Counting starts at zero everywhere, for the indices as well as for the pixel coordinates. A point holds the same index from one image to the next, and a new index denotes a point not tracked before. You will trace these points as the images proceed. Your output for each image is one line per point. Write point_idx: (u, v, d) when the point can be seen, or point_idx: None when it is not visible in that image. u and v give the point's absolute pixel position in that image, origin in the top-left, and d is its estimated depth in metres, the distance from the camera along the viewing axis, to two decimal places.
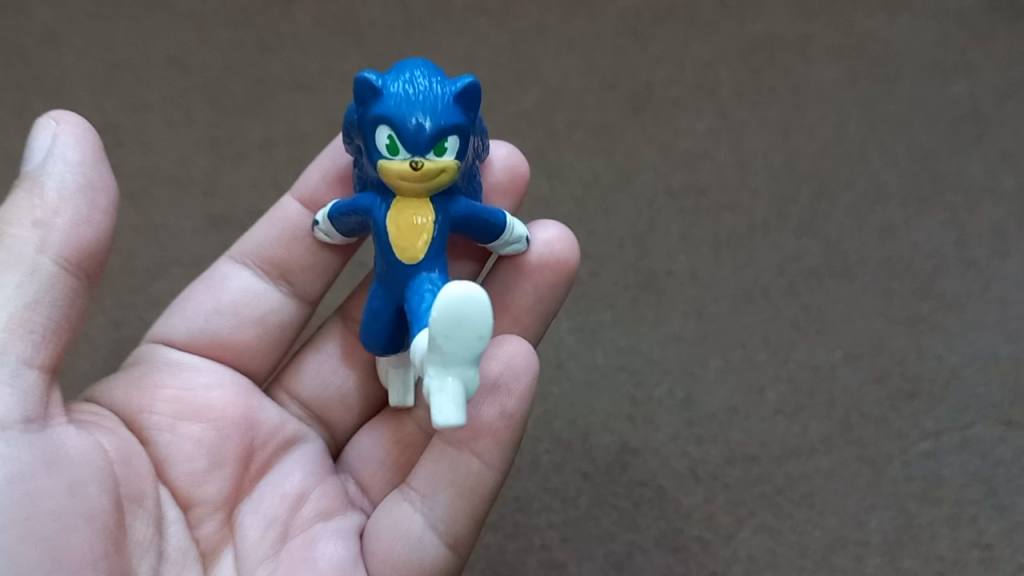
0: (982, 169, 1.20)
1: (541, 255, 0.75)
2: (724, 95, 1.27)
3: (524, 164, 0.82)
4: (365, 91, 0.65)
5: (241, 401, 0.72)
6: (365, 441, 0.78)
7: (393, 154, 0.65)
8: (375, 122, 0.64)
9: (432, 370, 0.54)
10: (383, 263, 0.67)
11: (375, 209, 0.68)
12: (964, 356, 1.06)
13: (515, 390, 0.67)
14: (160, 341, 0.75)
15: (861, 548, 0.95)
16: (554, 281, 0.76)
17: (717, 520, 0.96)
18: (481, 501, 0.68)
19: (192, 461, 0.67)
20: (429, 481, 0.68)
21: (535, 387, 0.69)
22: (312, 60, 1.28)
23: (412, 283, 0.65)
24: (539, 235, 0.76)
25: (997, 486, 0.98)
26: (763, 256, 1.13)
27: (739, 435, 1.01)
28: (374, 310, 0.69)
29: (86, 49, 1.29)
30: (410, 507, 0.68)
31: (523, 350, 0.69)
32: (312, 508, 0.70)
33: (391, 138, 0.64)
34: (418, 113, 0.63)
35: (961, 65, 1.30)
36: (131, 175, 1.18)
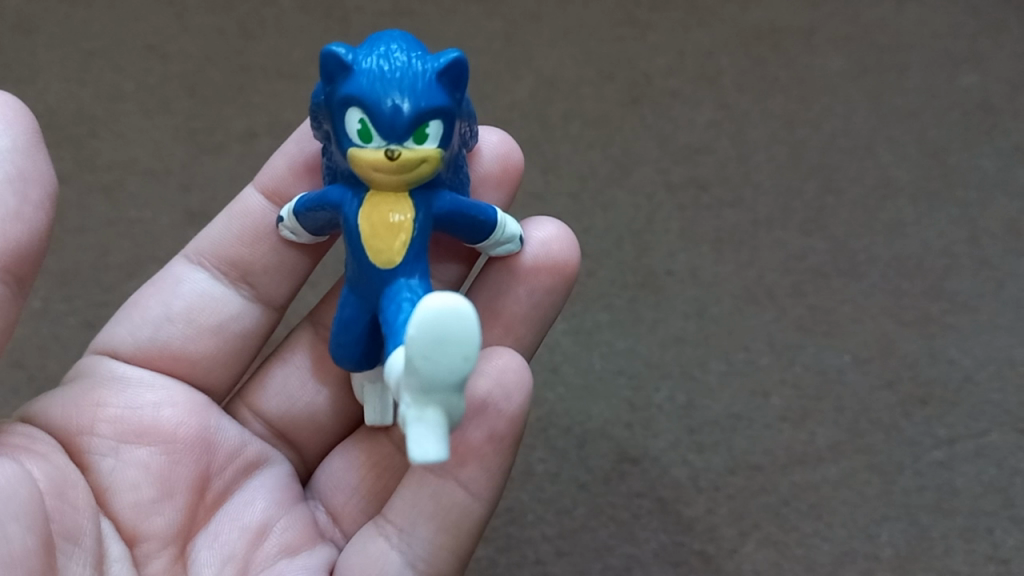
0: (995, 163, 1.15)
1: (537, 257, 0.70)
2: (726, 85, 1.22)
3: (518, 152, 0.77)
4: (334, 68, 0.60)
5: (195, 420, 0.67)
6: (339, 463, 0.73)
7: (366, 141, 0.59)
8: (345, 105, 0.59)
9: (411, 396, 0.50)
10: (356, 268, 0.62)
11: (347, 205, 0.63)
12: (977, 359, 1.01)
13: (505, 411, 0.61)
14: (109, 353, 0.71)
15: (871, 562, 0.90)
16: (550, 285, 0.70)
17: (720, 533, 0.92)
18: (466, 534, 0.62)
19: (137, 491, 0.63)
20: (407, 514, 0.62)
21: (528, 407, 0.62)
22: (296, 47, 1.23)
23: (389, 290, 0.60)
24: (535, 234, 0.71)
25: (1014, 497, 0.93)
26: (767, 254, 1.08)
27: (742, 443, 0.96)
28: (345, 319, 0.63)
29: (58, 34, 1.23)
30: (386, 542, 0.62)
31: (513, 367, 0.62)
32: (275, 541, 0.65)
33: (363, 121, 0.59)
34: (394, 93, 0.58)
35: (971, 55, 1.25)
36: (106, 167, 1.12)
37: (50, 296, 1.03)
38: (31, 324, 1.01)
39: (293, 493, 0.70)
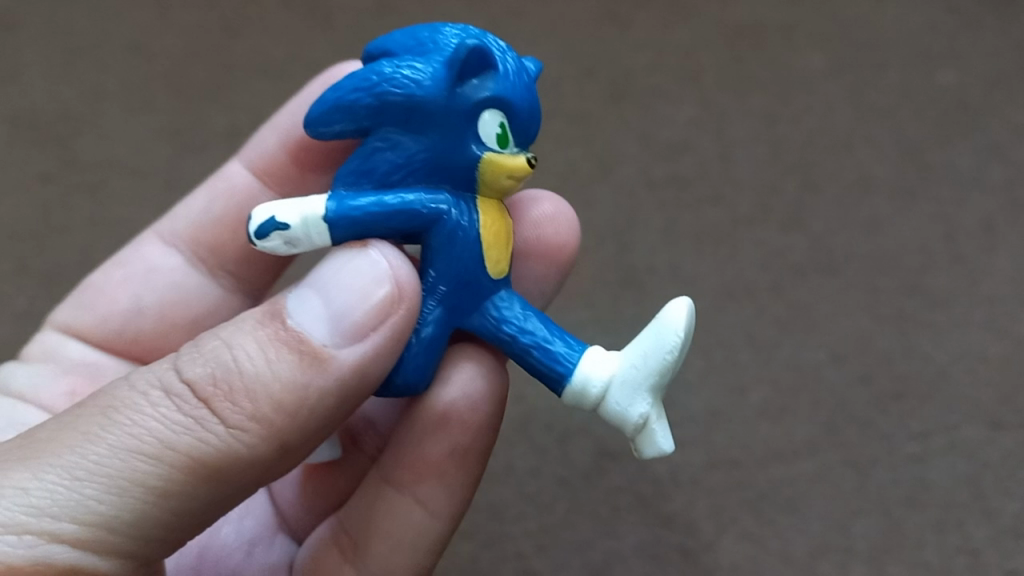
0: (970, 160, 1.17)
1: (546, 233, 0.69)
2: (706, 82, 1.23)
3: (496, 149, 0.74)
4: (464, 65, 0.53)
5: None
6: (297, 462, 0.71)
7: (501, 146, 0.55)
8: (485, 105, 0.53)
9: (651, 391, 0.53)
10: (447, 274, 0.54)
11: (453, 210, 0.54)
12: (950, 354, 1.03)
13: (466, 422, 0.60)
14: (71, 332, 0.72)
15: (845, 555, 0.93)
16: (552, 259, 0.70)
17: (698, 527, 0.93)
18: (423, 550, 0.63)
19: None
20: (362, 529, 0.62)
21: (493, 416, 0.61)
22: (279, 45, 1.23)
23: (499, 306, 0.56)
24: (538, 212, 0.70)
25: (985, 489, 0.95)
26: (745, 251, 1.09)
27: (720, 439, 0.98)
28: (432, 341, 0.54)
29: (42, 31, 1.23)
30: (340, 557, 0.63)
31: (476, 377, 0.59)
32: (231, 530, 0.69)
33: (501, 126, 0.54)
34: (528, 102, 0.55)
35: (948, 52, 1.27)
36: (90, 165, 1.12)
37: (35, 296, 1.03)
38: (17, 324, 1.01)
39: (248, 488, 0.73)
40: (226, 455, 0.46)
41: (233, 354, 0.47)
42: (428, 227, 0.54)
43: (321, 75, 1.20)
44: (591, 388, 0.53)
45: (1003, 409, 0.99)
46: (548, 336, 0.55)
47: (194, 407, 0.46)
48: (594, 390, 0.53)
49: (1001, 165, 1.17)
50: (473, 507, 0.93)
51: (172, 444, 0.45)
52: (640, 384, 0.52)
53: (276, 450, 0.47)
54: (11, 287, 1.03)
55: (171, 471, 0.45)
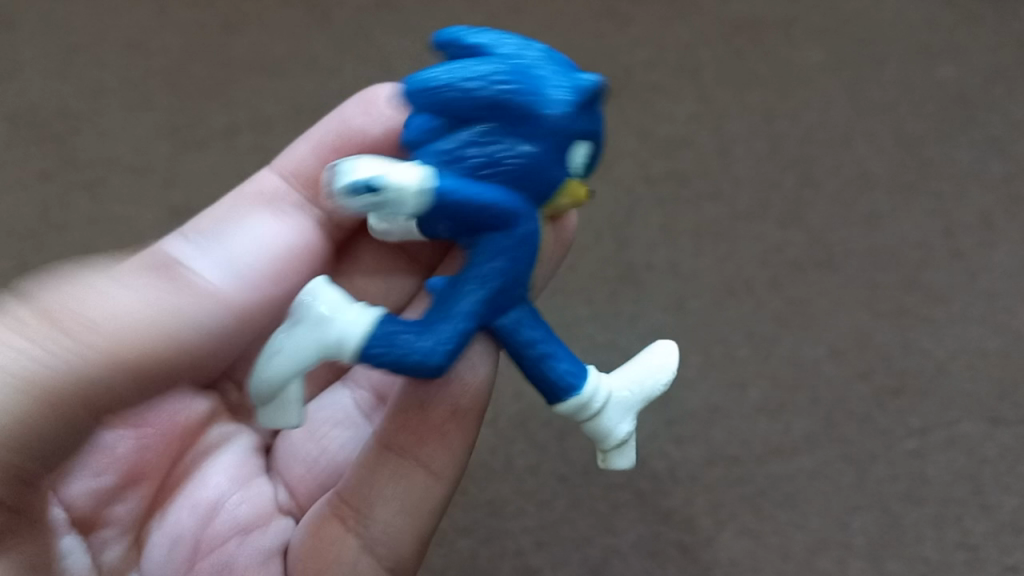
0: (970, 155, 1.17)
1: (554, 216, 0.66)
2: (705, 78, 1.23)
3: None
4: (585, 91, 0.53)
5: None
6: (297, 432, 0.69)
7: (576, 174, 0.56)
8: (587, 135, 0.55)
9: (637, 412, 0.56)
10: (501, 264, 0.52)
11: (529, 215, 0.53)
12: (949, 349, 1.03)
13: (468, 384, 0.57)
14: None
15: (843, 551, 0.93)
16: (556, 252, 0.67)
17: (697, 523, 0.94)
18: (425, 516, 0.59)
19: (99, 477, 0.60)
20: (364, 496, 0.58)
21: (492, 380, 0.58)
22: (277, 41, 1.23)
23: (529, 317, 0.54)
24: None
25: (984, 484, 0.95)
26: (744, 247, 1.09)
27: (719, 434, 0.98)
28: (467, 335, 0.51)
29: (40, 29, 1.23)
30: (343, 526, 0.59)
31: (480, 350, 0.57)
32: (227, 518, 0.64)
33: (584, 158, 0.56)
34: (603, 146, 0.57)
35: (948, 47, 1.27)
36: (89, 163, 1.12)
37: None
38: None
39: (252, 467, 0.68)
40: (81, 378, 0.46)
41: (84, 290, 0.47)
42: (505, 222, 0.52)
43: (320, 73, 1.20)
44: (594, 401, 0.54)
45: (1002, 404, 0.99)
46: (554, 345, 0.54)
47: (36, 326, 0.45)
48: (595, 404, 0.54)
49: (1000, 160, 1.16)
50: (473, 504, 0.93)
51: (11, 366, 0.44)
52: (632, 405, 0.56)
53: (136, 372, 0.48)
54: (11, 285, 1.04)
55: (12, 391, 0.44)
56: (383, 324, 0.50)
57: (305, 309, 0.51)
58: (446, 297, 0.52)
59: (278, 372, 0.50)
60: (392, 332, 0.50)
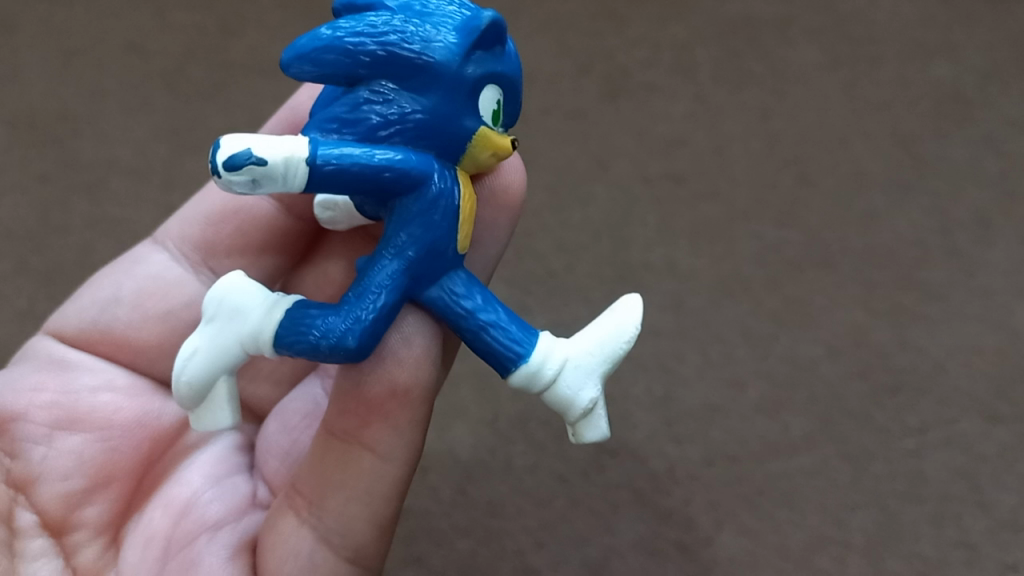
0: (966, 154, 1.17)
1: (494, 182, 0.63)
2: (702, 78, 1.23)
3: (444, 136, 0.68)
4: (484, 35, 0.54)
5: (137, 403, 0.66)
6: (274, 427, 0.68)
7: (492, 122, 0.56)
8: (490, 80, 0.55)
9: (602, 376, 0.55)
10: (411, 237, 0.53)
11: (438, 177, 0.54)
12: (947, 348, 1.03)
13: (406, 357, 0.54)
14: (55, 334, 0.70)
15: (843, 549, 0.92)
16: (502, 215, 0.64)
17: (696, 522, 0.94)
18: (382, 500, 0.55)
19: (67, 481, 0.63)
20: (316, 485, 0.55)
21: (435, 351, 0.55)
22: (275, 42, 1.23)
23: (457, 285, 0.55)
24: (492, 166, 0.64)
25: (982, 482, 0.95)
26: (742, 246, 1.09)
27: (717, 433, 0.98)
28: (385, 307, 0.52)
29: (38, 32, 1.23)
30: (296, 518, 0.55)
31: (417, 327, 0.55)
32: (200, 514, 0.60)
33: (496, 103, 0.56)
34: (518, 81, 0.58)
35: (944, 46, 1.27)
36: (87, 165, 1.13)
37: (34, 297, 1.03)
38: (17, 325, 1.01)
39: (232, 464, 0.65)
40: None
41: None
42: (410, 189, 0.53)
43: None
44: (546, 370, 0.54)
45: (998, 402, 1.00)
46: (484, 307, 0.55)
47: None
48: (547, 372, 0.54)
49: (996, 159, 1.17)
50: (472, 503, 0.93)
51: None
52: (594, 369, 0.55)
53: None
54: (10, 288, 1.04)
55: None
56: (296, 315, 0.53)
57: (215, 310, 0.54)
58: (368, 271, 0.53)
59: (200, 372, 0.54)
60: (304, 314, 0.53)
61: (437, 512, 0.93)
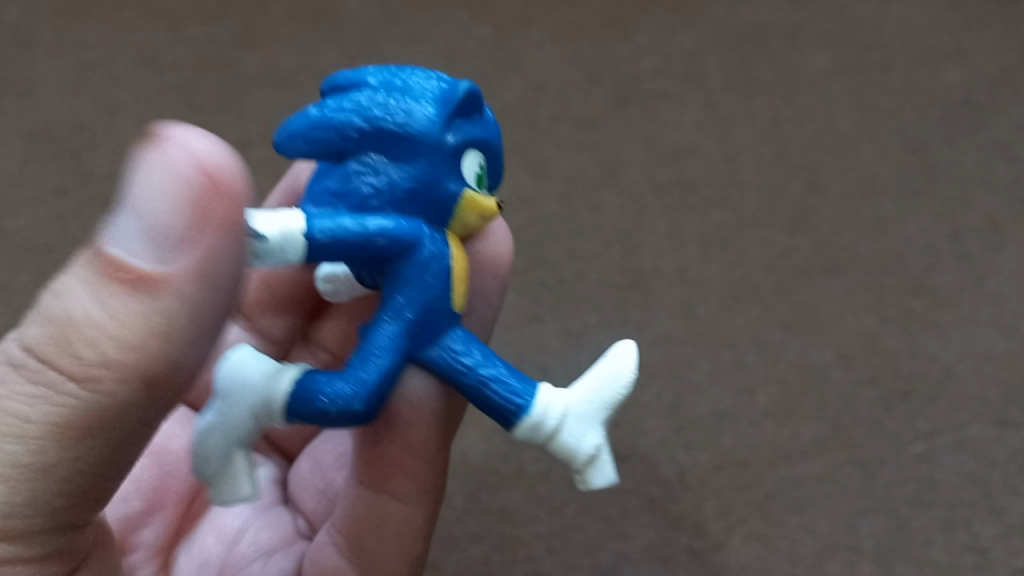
0: (976, 158, 1.18)
1: (482, 250, 0.64)
2: (712, 86, 1.24)
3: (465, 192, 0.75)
4: (463, 105, 0.56)
5: (187, 434, 0.68)
6: (308, 467, 0.72)
7: (478, 184, 0.57)
8: (470, 145, 0.56)
9: (604, 422, 0.54)
10: (408, 298, 0.53)
11: (429, 238, 0.54)
12: (957, 353, 1.03)
13: (415, 419, 0.57)
14: None
15: (853, 554, 0.93)
16: (493, 284, 0.65)
17: (706, 528, 0.94)
18: (413, 540, 0.60)
19: (128, 502, 0.62)
20: (351, 526, 0.60)
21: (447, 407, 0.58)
22: (288, 56, 1.25)
23: (456, 343, 0.54)
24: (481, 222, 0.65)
25: (993, 487, 0.95)
26: (752, 253, 1.10)
27: (728, 439, 0.99)
28: (388, 369, 0.52)
29: (57, 46, 1.25)
30: (338, 556, 0.61)
31: (425, 384, 0.57)
32: (250, 544, 0.66)
33: (479, 166, 0.57)
34: (493, 146, 0.58)
35: (953, 51, 1.28)
36: (105, 177, 1.14)
37: None
38: None
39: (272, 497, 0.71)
40: None
41: None
42: (402, 253, 0.53)
43: None
44: (547, 422, 0.53)
45: (1009, 407, 1.00)
46: (486, 365, 0.54)
47: None
48: (549, 424, 0.53)
49: (1006, 164, 1.17)
50: (485, 511, 0.94)
51: None
52: (595, 416, 0.54)
53: None
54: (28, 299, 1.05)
55: None
56: (305, 379, 0.51)
57: (223, 384, 0.51)
58: (369, 333, 0.53)
59: (219, 453, 0.51)
60: (310, 379, 0.51)
61: (449, 519, 0.94)
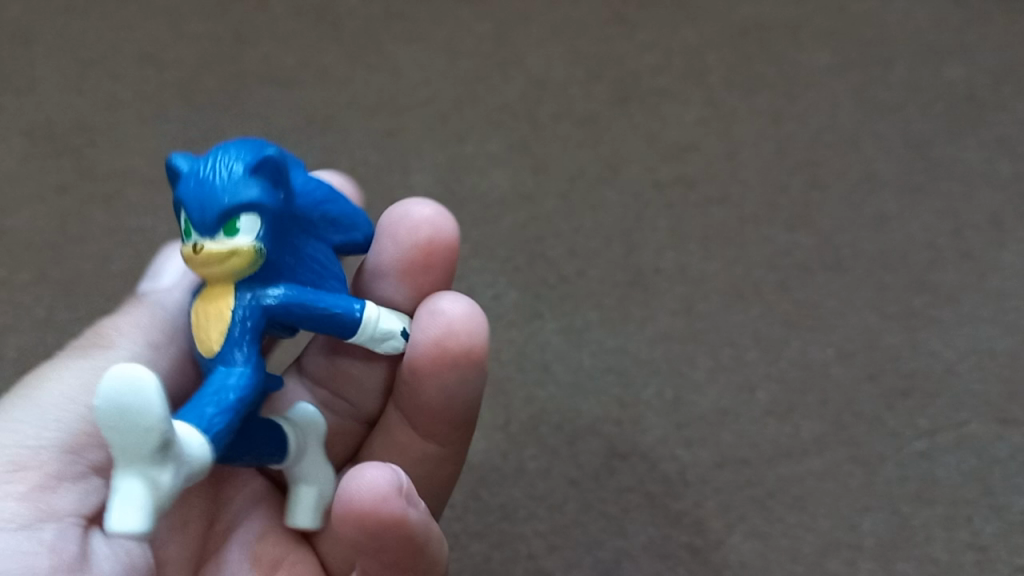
0: (978, 155, 1.17)
1: (448, 343, 0.63)
2: (712, 83, 1.24)
3: (452, 226, 0.68)
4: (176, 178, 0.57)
5: None
6: None
7: (187, 237, 0.56)
8: (179, 205, 0.56)
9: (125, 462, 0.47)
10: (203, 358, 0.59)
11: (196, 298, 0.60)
12: (959, 350, 1.03)
13: (353, 528, 0.52)
14: None
15: (854, 552, 0.92)
16: (465, 373, 0.64)
17: (707, 525, 0.94)
18: None
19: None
20: None
21: (382, 515, 0.51)
22: (289, 53, 1.25)
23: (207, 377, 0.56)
24: (446, 308, 0.63)
25: (994, 485, 0.95)
26: (753, 250, 1.10)
27: (729, 437, 0.98)
28: None
29: (57, 45, 1.25)
30: None
31: (355, 490, 0.51)
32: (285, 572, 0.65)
33: (186, 220, 0.56)
34: (208, 193, 0.55)
35: (955, 47, 1.27)
36: (106, 175, 1.14)
37: (53, 305, 1.04)
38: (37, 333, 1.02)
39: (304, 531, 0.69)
40: None
41: None
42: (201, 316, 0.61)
43: (331, 82, 1.22)
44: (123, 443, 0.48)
45: (1011, 405, 1.00)
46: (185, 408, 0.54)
47: None
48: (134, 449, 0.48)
49: (1009, 160, 1.17)
50: (485, 508, 0.94)
51: None
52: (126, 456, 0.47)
53: None
54: (28, 297, 1.05)
55: None
56: None
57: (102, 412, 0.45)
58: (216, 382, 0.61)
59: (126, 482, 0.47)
60: None
61: (450, 517, 0.93)
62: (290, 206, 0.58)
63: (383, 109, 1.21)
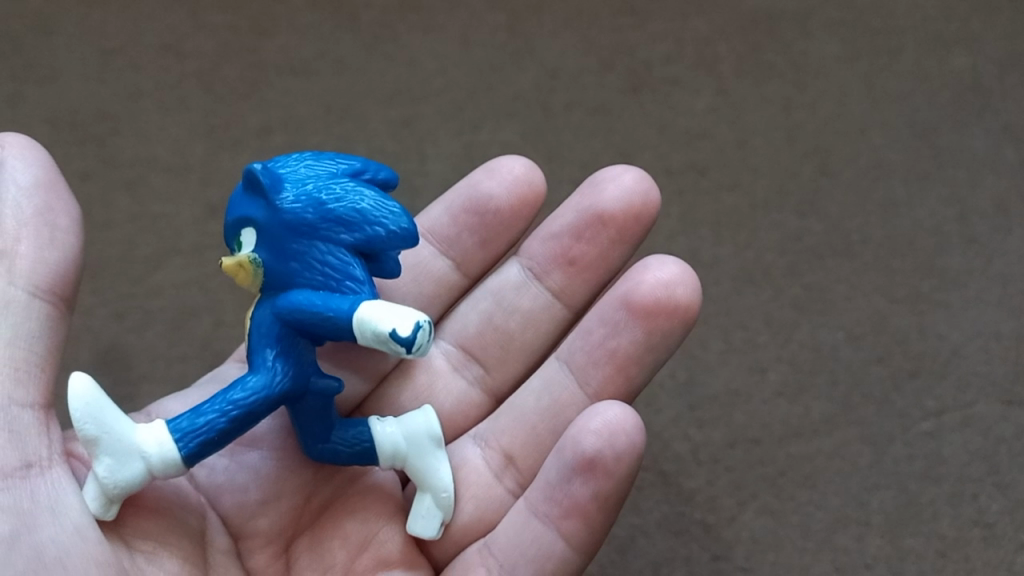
0: (985, 143, 1.19)
1: (625, 197, 0.77)
2: (723, 72, 1.25)
3: (653, 191, 0.78)
4: None
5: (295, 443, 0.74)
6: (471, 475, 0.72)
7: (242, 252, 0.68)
8: None
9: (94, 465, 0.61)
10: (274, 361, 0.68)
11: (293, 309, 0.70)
12: (965, 333, 1.05)
13: (602, 453, 0.63)
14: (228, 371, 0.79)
15: (862, 528, 0.96)
16: (631, 223, 0.77)
17: (719, 503, 0.97)
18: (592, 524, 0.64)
19: (244, 493, 0.71)
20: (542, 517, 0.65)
21: (629, 448, 0.64)
22: (306, 42, 1.27)
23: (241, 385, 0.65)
24: (621, 179, 0.78)
25: (999, 463, 0.98)
26: (764, 235, 1.12)
27: (740, 417, 1.01)
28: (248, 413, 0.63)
29: (75, 31, 1.26)
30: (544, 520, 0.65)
31: (611, 416, 0.65)
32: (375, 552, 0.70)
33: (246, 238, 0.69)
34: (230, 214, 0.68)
35: (962, 36, 1.28)
36: (128, 164, 1.17)
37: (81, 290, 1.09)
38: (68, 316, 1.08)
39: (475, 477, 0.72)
40: None
41: None
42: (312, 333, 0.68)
43: (348, 72, 1.25)
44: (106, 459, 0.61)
45: (1015, 386, 1.02)
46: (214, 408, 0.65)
47: None
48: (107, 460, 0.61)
49: (1014, 147, 1.19)
50: None
51: None
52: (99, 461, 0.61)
53: None
54: None
55: None
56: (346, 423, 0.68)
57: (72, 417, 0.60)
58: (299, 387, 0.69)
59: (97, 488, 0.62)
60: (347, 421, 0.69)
61: None
62: (281, 217, 0.65)
63: (400, 99, 1.23)
